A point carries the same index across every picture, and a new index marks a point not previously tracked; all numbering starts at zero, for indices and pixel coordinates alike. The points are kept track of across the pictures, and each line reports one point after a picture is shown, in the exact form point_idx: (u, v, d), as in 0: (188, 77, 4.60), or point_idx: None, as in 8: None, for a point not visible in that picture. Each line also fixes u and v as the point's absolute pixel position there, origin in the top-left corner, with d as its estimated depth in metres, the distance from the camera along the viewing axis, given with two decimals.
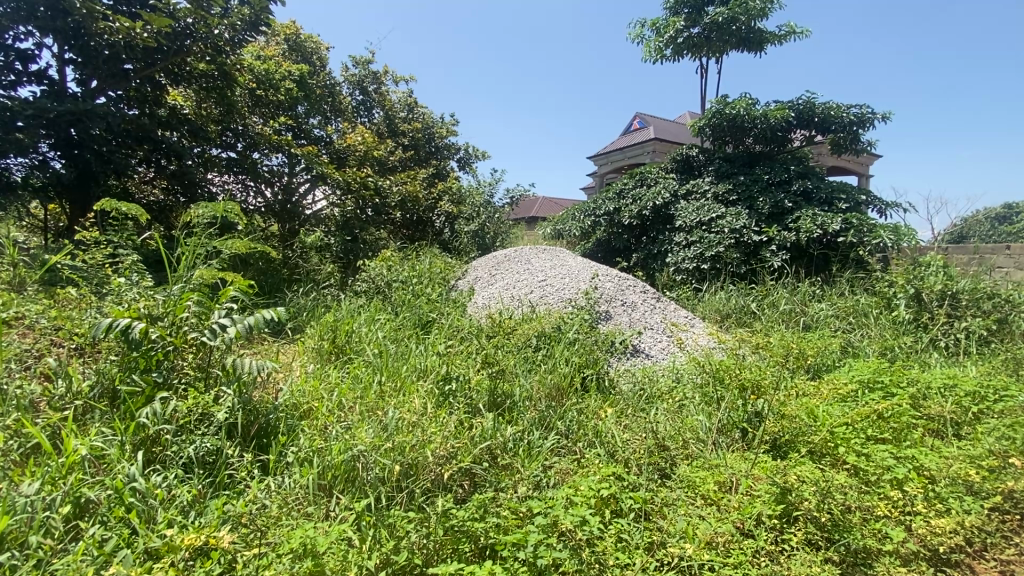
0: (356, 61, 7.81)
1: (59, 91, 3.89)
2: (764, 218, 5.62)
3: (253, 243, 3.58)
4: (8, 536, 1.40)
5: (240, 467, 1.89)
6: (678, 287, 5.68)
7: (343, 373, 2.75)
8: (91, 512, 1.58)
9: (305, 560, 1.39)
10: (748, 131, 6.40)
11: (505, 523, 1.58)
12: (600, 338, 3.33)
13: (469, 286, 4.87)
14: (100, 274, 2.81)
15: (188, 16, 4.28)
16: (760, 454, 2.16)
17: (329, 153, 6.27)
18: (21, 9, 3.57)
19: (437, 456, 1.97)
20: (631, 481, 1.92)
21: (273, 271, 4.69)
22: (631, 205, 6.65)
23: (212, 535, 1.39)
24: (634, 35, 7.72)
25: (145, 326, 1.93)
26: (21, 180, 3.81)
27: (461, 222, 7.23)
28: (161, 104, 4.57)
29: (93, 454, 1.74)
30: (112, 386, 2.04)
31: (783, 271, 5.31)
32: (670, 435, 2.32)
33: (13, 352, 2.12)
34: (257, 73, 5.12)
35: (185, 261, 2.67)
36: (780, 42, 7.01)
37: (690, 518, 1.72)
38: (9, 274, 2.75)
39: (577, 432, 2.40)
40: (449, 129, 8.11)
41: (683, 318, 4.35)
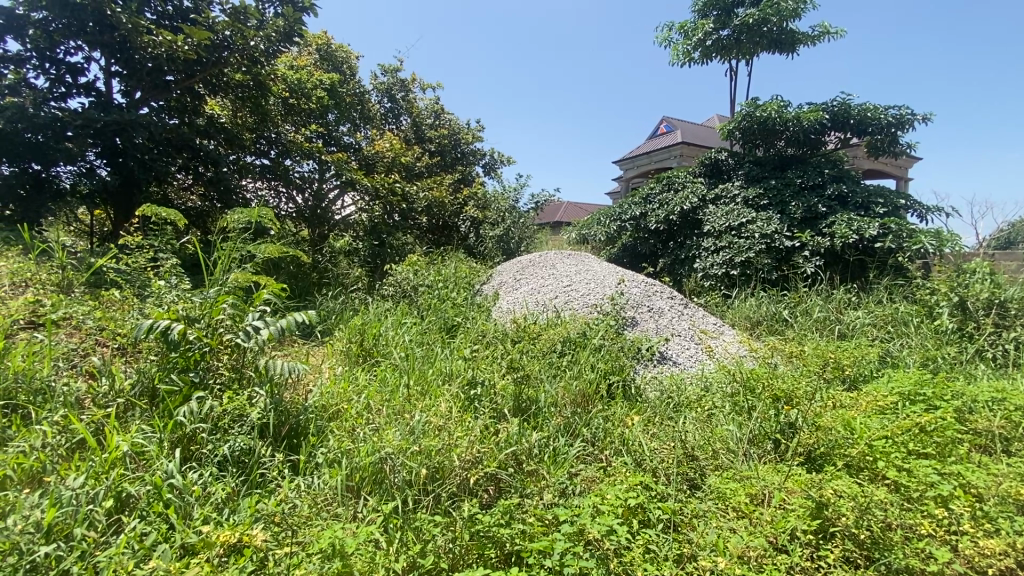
0: (385, 69, 7.91)
1: (105, 102, 4.10)
2: (797, 223, 5.46)
3: (285, 247, 3.67)
4: (54, 528, 1.47)
5: (271, 467, 1.93)
6: (706, 292, 5.58)
7: (371, 376, 2.79)
8: (131, 506, 1.64)
9: (334, 560, 1.40)
10: (780, 134, 6.24)
11: (531, 530, 1.55)
12: (627, 345, 3.27)
13: (494, 291, 4.89)
14: (141, 277, 2.94)
15: (226, 28, 4.47)
16: (793, 466, 2.09)
17: (357, 160, 6.35)
18: (72, 25, 3.84)
19: (463, 460, 1.97)
20: (659, 490, 1.88)
21: (303, 275, 4.81)
22: (658, 209, 6.56)
23: (246, 533, 1.42)
24: (661, 38, 7.67)
25: (183, 328, 2.01)
26: (70, 187, 4.02)
27: (486, 227, 7.21)
28: (200, 113, 4.77)
29: (134, 451, 1.81)
30: (152, 385, 2.13)
31: (817, 278, 5.15)
32: (699, 445, 2.27)
33: (60, 351, 2.24)
34: (290, 82, 5.27)
35: (220, 264, 2.76)
36: (813, 43, 6.86)
37: (718, 529, 1.69)
38: (58, 276, 2.90)
39: (603, 440, 2.37)
40: (475, 135, 8.13)
41: (712, 325, 4.27)
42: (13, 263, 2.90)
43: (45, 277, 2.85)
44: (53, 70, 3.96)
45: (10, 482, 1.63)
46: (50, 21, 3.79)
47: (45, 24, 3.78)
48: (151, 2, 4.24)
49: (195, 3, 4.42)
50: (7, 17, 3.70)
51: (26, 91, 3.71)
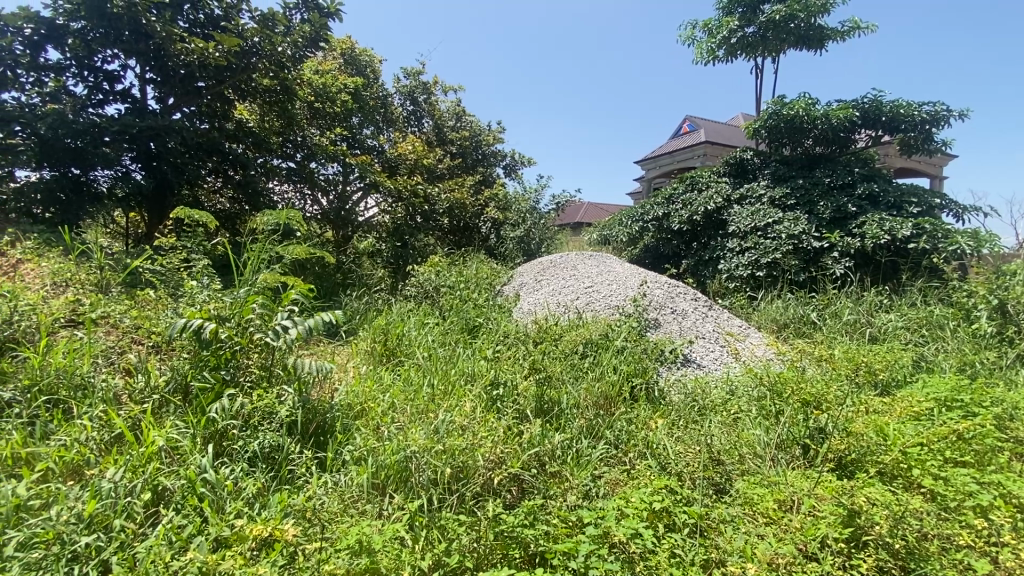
0: (407, 72, 7.98)
1: (140, 108, 4.25)
2: (826, 223, 5.32)
3: (311, 249, 3.74)
4: (95, 518, 1.54)
5: (300, 464, 1.97)
6: (731, 294, 5.48)
7: (395, 375, 2.82)
8: (166, 499, 1.70)
9: (361, 556, 1.42)
10: (808, 133, 6.10)
11: (555, 531, 1.56)
12: (650, 347, 3.23)
13: (515, 292, 4.89)
14: (175, 278, 3.04)
15: (255, 35, 4.60)
16: (823, 472, 2.04)
17: (380, 162, 6.44)
18: (109, 34, 4.00)
19: (487, 460, 1.97)
20: (685, 494, 1.85)
21: (328, 275, 4.89)
22: (681, 210, 6.46)
23: (278, 527, 1.46)
24: (684, 37, 7.57)
25: (214, 327, 2.07)
26: (107, 191, 4.16)
27: (507, 228, 7.21)
28: (229, 118, 4.90)
29: (169, 446, 1.88)
30: (185, 382, 2.19)
31: (847, 279, 5.01)
32: (725, 449, 2.23)
33: (99, 349, 2.33)
34: (315, 86, 5.38)
35: (250, 265, 2.83)
36: (842, 39, 6.70)
37: (746, 535, 1.66)
38: (97, 276, 3.01)
39: (627, 443, 2.35)
40: (496, 137, 8.15)
41: (737, 327, 4.21)
42: (55, 264, 3.02)
43: (84, 277, 2.96)
44: (91, 78, 4.14)
45: (53, 474, 1.72)
46: (88, 31, 3.95)
47: (83, 33, 3.95)
48: (184, 11, 4.39)
49: (225, 11, 4.55)
50: (47, 27, 3.86)
51: (66, 99, 3.87)
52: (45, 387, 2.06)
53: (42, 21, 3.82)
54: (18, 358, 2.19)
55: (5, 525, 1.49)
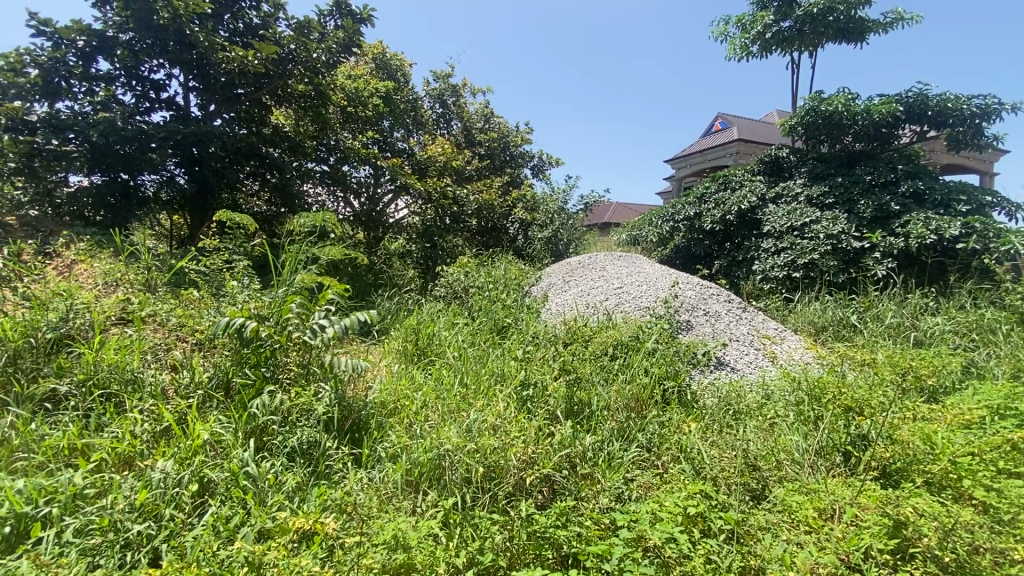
0: (436, 75, 8.07)
1: (184, 115, 4.43)
2: (867, 223, 5.14)
3: (345, 251, 3.81)
4: (146, 507, 1.62)
5: (337, 459, 2.02)
6: (766, 296, 5.33)
7: (427, 375, 2.86)
8: (211, 490, 1.77)
9: (397, 552, 1.44)
10: (848, 129, 5.90)
11: (587, 533, 1.55)
12: (682, 349, 3.17)
13: (543, 293, 4.88)
14: (217, 278, 3.16)
15: (291, 42, 4.74)
16: (866, 480, 1.98)
17: (410, 164, 6.53)
18: (156, 45, 4.19)
19: (519, 460, 1.97)
20: (720, 500, 1.82)
21: (360, 276, 4.98)
22: (714, 209, 6.32)
23: (318, 521, 1.50)
24: (717, 33, 7.42)
25: (255, 325, 2.15)
26: (152, 195, 4.38)
27: (535, 229, 7.19)
28: (267, 123, 5.07)
29: (213, 439, 1.95)
30: (227, 378, 2.28)
31: (889, 281, 4.82)
32: (762, 455, 2.18)
33: (148, 346, 2.44)
34: (348, 91, 5.49)
35: (287, 266, 2.92)
36: (884, 30, 6.44)
37: (785, 542, 1.61)
38: (144, 276, 3.16)
39: (660, 446, 2.32)
40: (524, 138, 8.16)
41: (773, 330, 4.09)
42: (106, 264, 3.18)
43: (133, 277, 3.10)
44: (139, 88, 4.34)
45: (107, 465, 1.82)
46: (136, 42, 4.15)
47: (131, 45, 4.14)
48: (224, 21, 4.57)
49: (263, 20, 4.71)
50: (99, 39, 4.07)
51: (116, 108, 4.07)
52: (97, 381, 2.17)
53: (93, 33, 4.03)
54: (73, 354, 2.31)
55: (63, 511, 1.59)
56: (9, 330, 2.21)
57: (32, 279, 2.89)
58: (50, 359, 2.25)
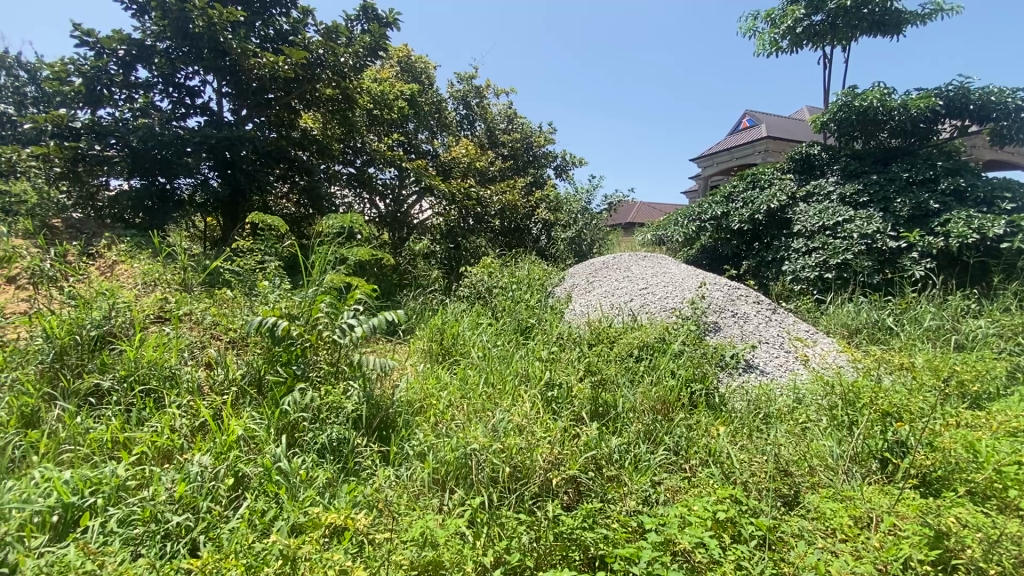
0: (460, 77, 8.12)
1: (218, 120, 4.58)
2: (903, 222, 4.96)
3: (373, 252, 3.86)
4: (185, 499, 1.67)
5: (366, 456, 2.05)
6: (797, 297, 5.19)
7: (452, 375, 2.89)
8: (246, 485, 1.82)
9: (426, 549, 1.46)
10: (883, 125, 5.71)
11: (615, 536, 1.54)
12: (709, 351, 3.12)
13: (567, 293, 4.86)
14: (250, 278, 3.25)
15: (320, 47, 4.84)
16: (905, 488, 1.91)
17: (435, 166, 6.63)
18: (191, 52, 4.33)
19: (545, 460, 1.97)
20: (751, 505, 1.78)
21: (386, 276, 5.05)
22: (742, 208, 6.19)
23: (348, 517, 1.52)
24: (745, 28, 7.27)
25: (286, 324, 2.21)
26: (187, 197, 4.52)
27: (558, 229, 7.16)
28: (296, 127, 5.19)
29: (247, 435, 2.01)
30: (259, 376, 2.34)
31: (928, 282, 4.64)
32: (794, 460, 2.12)
33: (185, 343, 2.53)
34: (374, 94, 5.57)
35: (317, 266, 2.98)
36: (922, 22, 6.21)
37: (819, 550, 1.57)
38: (181, 275, 3.27)
39: (688, 449, 2.28)
40: (547, 138, 8.14)
41: (805, 332, 3.99)
42: (145, 265, 3.30)
43: (170, 277, 3.21)
44: (176, 94, 4.50)
45: (147, 458, 1.89)
46: (172, 50, 4.30)
47: (168, 53, 4.30)
48: (256, 28, 4.69)
49: (293, 26, 4.82)
50: (138, 48, 4.24)
51: (154, 114, 4.22)
52: (138, 378, 2.25)
53: (133, 42, 4.20)
54: (115, 351, 2.40)
55: (107, 502, 1.65)
56: (55, 327, 2.31)
57: (76, 279, 3.02)
58: (94, 356, 2.34)
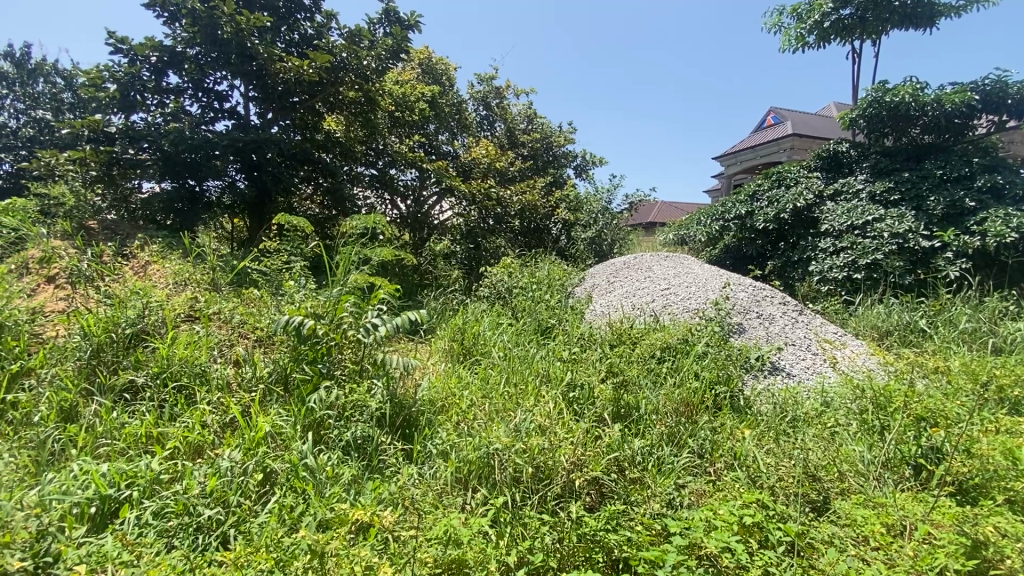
0: (480, 78, 8.15)
1: (245, 123, 4.69)
2: (937, 220, 4.80)
3: (395, 251, 3.89)
4: (216, 493, 1.72)
5: (389, 454, 2.08)
6: (824, 298, 5.07)
7: (473, 374, 2.90)
8: (273, 480, 1.86)
9: (450, 547, 1.47)
10: (915, 120, 5.54)
11: (639, 538, 1.53)
12: (734, 353, 3.07)
13: (587, 293, 4.83)
14: (277, 278, 3.32)
15: (343, 50, 4.92)
16: (941, 496, 1.84)
17: (455, 166, 6.68)
18: (219, 58, 4.44)
19: (568, 461, 1.97)
20: (779, 510, 1.75)
21: (407, 276, 5.10)
22: (767, 207, 6.07)
23: (374, 514, 1.54)
24: (770, 24, 7.13)
25: (312, 324, 2.26)
26: (216, 199, 4.64)
27: (578, 229, 7.12)
28: (319, 129, 5.28)
29: (275, 431, 2.06)
30: (286, 373, 2.39)
31: (964, 282, 4.48)
32: (823, 465, 2.07)
33: (214, 341, 2.60)
34: (395, 96, 5.63)
35: (341, 266, 3.03)
36: (957, 14, 6.00)
37: (851, 558, 1.53)
38: (210, 275, 3.36)
39: (712, 452, 2.25)
40: (567, 138, 8.11)
41: (833, 334, 3.89)
42: (176, 265, 3.40)
43: (200, 277, 3.30)
44: (205, 99, 4.63)
45: (180, 452, 1.95)
46: (202, 56, 4.42)
47: (197, 58, 4.42)
48: (282, 33, 4.80)
49: (317, 30, 4.91)
50: (169, 55, 4.37)
51: (184, 118, 4.35)
52: (170, 374, 2.32)
53: (165, 49, 4.33)
54: (149, 348, 2.48)
55: (142, 494, 1.71)
56: (93, 325, 2.40)
57: (111, 279, 3.12)
58: (129, 352, 2.42)
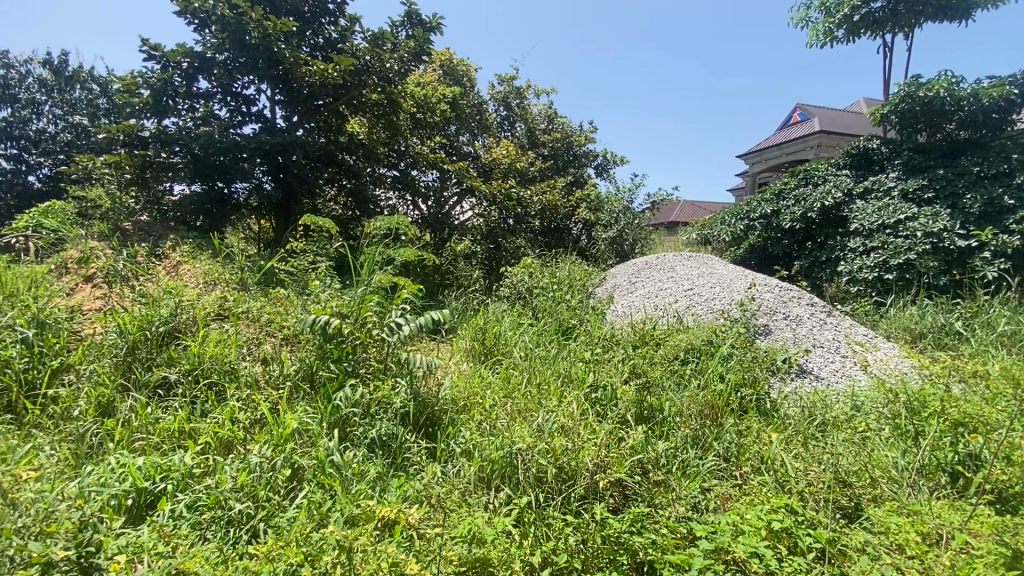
0: (501, 78, 8.17)
1: (271, 126, 4.79)
2: (974, 219, 4.65)
3: (418, 251, 3.91)
4: (246, 488, 1.76)
5: (413, 453, 2.10)
6: (853, 299, 4.93)
7: (495, 374, 2.91)
8: (301, 476, 1.89)
9: (475, 546, 1.48)
10: (951, 116, 5.36)
11: (664, 541, 1.52)
12: (760, 355, 3.01)
13: (608, 294, 4.80)
14: (303, 278, 3.39)
15: (366, 53, 4.98)
16: (979, 505, 1.78)
17: (476, 167, 6.71)
18: (247, 63, 4.55)
19: (592, 462, 1.96)
20: (808, 516, 1.71)
21: (428, 277, 5.13)
22: (793, 206, 5.94)
23: (400, 511, 1.56)
24: (797, 19, 6.97)
25: (337, 323, 2.31)
26: (244, 201, 4.75)
27: (599, 229, 7.07)
28: (343, 131, 5.36)
29: (302, 428, 2.10)
30: (312, 371, 2.43)
31: (1002, 283, 4.33)
32: (854, 470, 2.02)
33: (243, 339, 2.67)
34: (417, 98, 5.66)
35: (365, 266, 3.07)
36: (995, 5, 5.78)
37: (884, 567, 1.49)
38: (239, 275, 3.44)
39: (739, 456, 2.21)
40: (588, 137, 8.06)
41: (863, 336, 3.79)
42: (206, 265, 3.49)
43: (228, 277, 3.38)
44: (233, 103, 4.74)
45: (211, 447, 2.01)
46: (231, 61, 4.53)
47: (226, 63, 4.53)
48: (307, 37, 4.89)
49: (341, 34, 4.98)
50: (199, 60, 4.49)
51: (214, 122, 4.46)
52: (202, 371, 2.39)
53: (195, 55, 4.45)
54: (181, 346, 2.55)
55: (176, 488, 1.76)
56: (128, 322, 2.48)
57: (145, 279, 3.22)
58: (162, 350, 2.50)
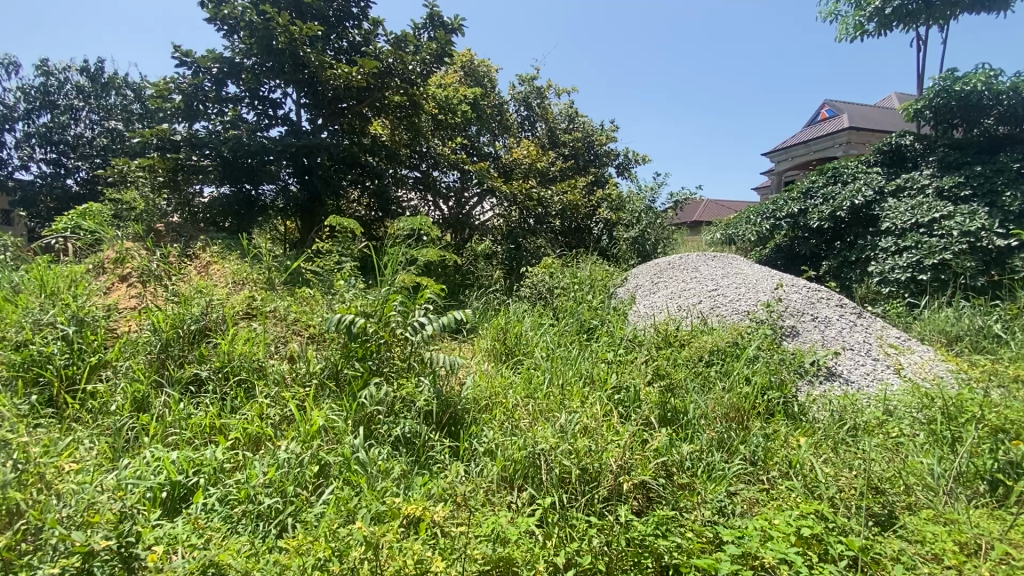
0: (522, 78, 8.18)
1: (297, 129, 4.89)
2: (1014, 218, 4.47)
3: (441, 252, 3.94)
4: (275, 483, 1.81)
5: (437, 451, 2.12)
6: (885, 300, 4.78)
7: (516, 374, 2.92)
8: (327, 473, 1.93)
9: (499, 546, 1.48)
10: (989, 110, 5.16)
11: (689, 545, 1.50)
12: (788, 357, 2.95)
13: (630, 294, 4.76)
14: (328, 278, 3.45)
15: (389, 56, 5.05)
16: (1021, 515, 1.71)
17: (497, 167, 6.73)
18: (274, 67, 4.65)
19: (616, 464, 1.95)
20: (839, 522, 1.67)
21: (449, 277, 5.17)
22: (822, 205, 5.79)
23: (425, 509, 1.58)
24: (826, 13, 6.82)
25: (362, 322, 2.36)
26: (270, 202, 4.85)
27: (620, 228, 7.01)
28: (366, 133, 5.43)
29: (328, 426, 2.14)
30: (337, 370, 2.47)
31: None
32: (887, 477, 1.97)
33: (270, 338, 2.73)
34: (439, 100, 5.53)
35: (388, 266, 3.11)
36: None
37: None
38: (266, 275, 3.52)
39: (766, 460, 2.17)
40: (609, 137, 8.01)
41: (897, 339, 3.67)
42: (235, 265, 3.58)
43: (256, 277, 3.47)
44: (260, 106, 4.85)
45: (241, 442, 2.06)
46: (258, 66, 4.63)
47: (254, 68, 4.64)
48: (331, 41, 4.98)
49: (365, 37, 5.06)
50: (228, 65, 4.60)
51: (242, 125, 4.57)
52: (232, 369, 2.46)
53: (225, 60, 4.57)
54: (212, 343, 2.62)
55: (208, 482, 1.82)
56: (162, 321, 2.56)
57: (177, 278, 3.33)
58: (194, 347, 2.58)
